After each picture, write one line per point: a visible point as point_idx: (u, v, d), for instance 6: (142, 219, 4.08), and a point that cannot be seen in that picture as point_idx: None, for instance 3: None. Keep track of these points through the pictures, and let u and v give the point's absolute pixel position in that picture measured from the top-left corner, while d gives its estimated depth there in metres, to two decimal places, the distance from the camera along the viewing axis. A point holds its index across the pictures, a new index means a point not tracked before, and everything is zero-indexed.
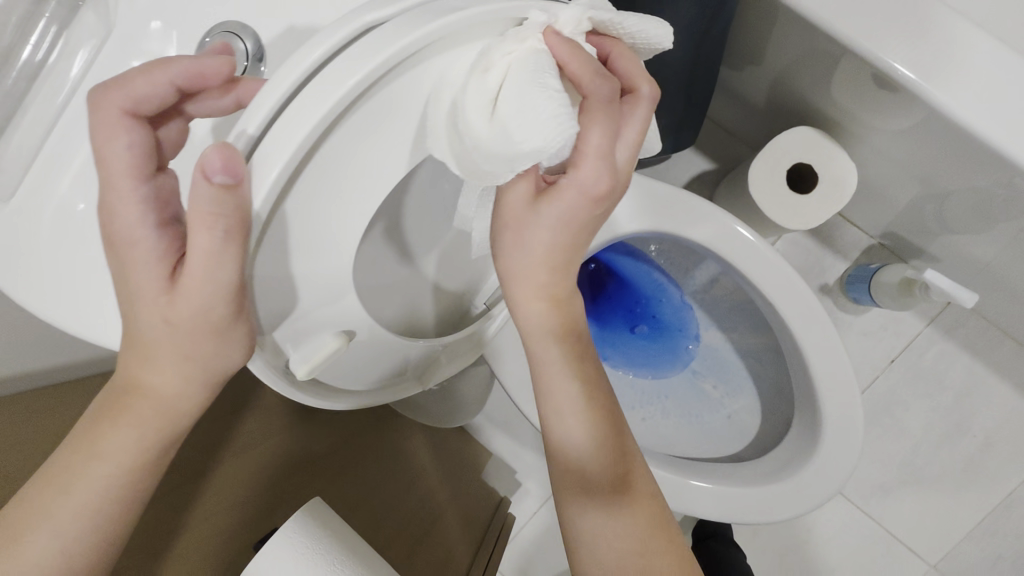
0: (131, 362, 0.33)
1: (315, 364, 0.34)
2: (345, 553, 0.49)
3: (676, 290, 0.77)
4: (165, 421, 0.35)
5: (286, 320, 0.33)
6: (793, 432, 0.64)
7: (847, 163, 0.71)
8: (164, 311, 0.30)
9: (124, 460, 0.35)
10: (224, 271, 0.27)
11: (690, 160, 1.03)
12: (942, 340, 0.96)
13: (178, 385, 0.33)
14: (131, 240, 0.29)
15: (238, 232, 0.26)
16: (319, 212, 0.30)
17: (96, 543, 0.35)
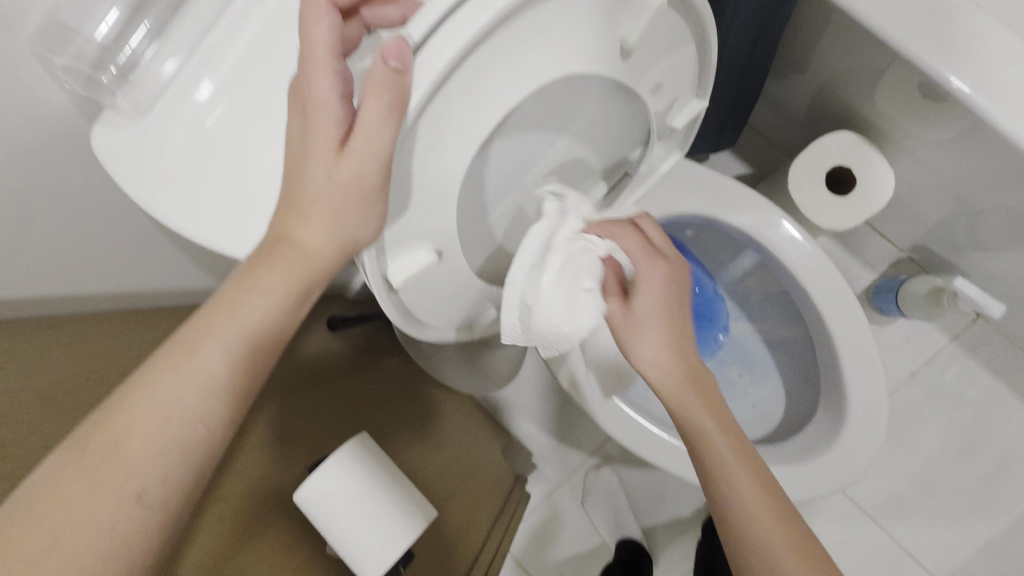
0: (286, 216, 0.37)
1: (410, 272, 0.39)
2: (390, 484, 0.53)
3: (709, 281, 0.80)
4: (316, 268, 0.38)
5: (400, 222, 0.37)
6: (819, 419, 0.67)
7: (886, 169, 0.74)
8: (331, 167, 0.34)
9: (278, 295, 0.37)
10: (381, 139, 0.31)
11: (728, 162, 1.06)
12: (964, 357, 0.97)
13: (327, 246, 0.37)
14: (317, 102, 0.34)
15: (400, 109, 0.30)
16: (442, 130, 0.34)
17: (249, 370, 0.37)
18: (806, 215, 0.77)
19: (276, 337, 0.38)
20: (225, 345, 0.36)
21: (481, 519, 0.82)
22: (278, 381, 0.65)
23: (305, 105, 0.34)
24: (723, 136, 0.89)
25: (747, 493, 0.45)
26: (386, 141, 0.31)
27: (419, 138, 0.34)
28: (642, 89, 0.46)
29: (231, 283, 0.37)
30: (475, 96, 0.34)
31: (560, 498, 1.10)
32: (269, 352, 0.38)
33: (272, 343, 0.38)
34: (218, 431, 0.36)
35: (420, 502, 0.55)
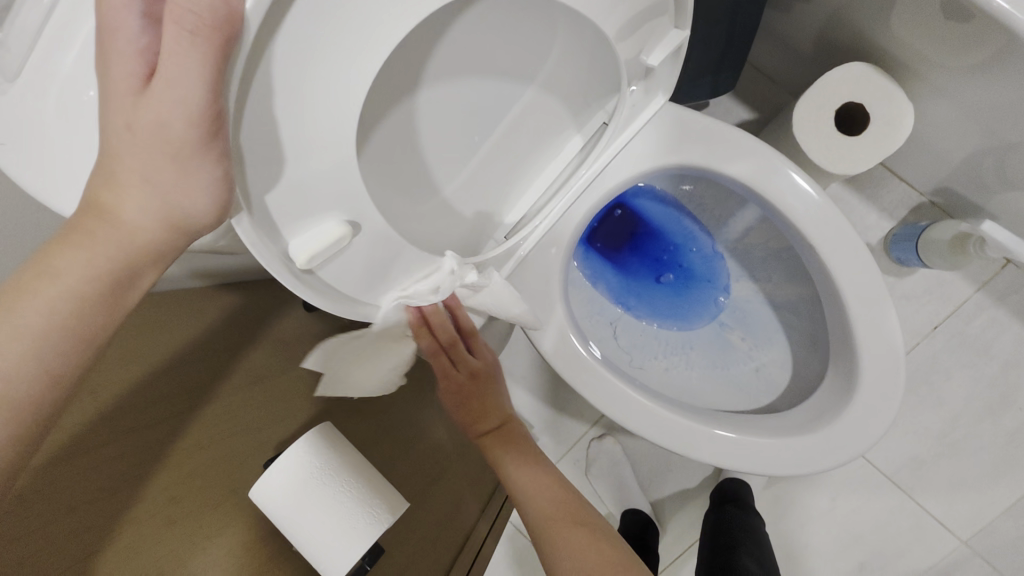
0: (100, 185, 0.30)
1: (315, 250, 0.32)
2: (356, 477, 0.49)
3: (708, 239, 0.74)
4: (130, 250, 0.33)
5: (280, 185, 0.30)
6: (828, 384, 0.61)
7: (903, 102, 0.65)
8: (129, 114, 0.28)
9: (75, 283, 0.32)
10: (196, 83, 0.25)
11: (729, 109, 0.97)
12: (992, 307, 0.89)
13: (147, 218, 0.32)
14: (113, 26, 0.26)
15: (214, 33, 0.23)
16: (325, 69, 0.28)
17: (42, 374, 0.32)
18: (812, 158, 0.70)
19: (78, 329, 0.33)
20: (5, 340, 0.31)
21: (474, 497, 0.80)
22: (242, 369, 0.61)
23: (101, 34, 0.26)
24: (721, 78, 0.81)
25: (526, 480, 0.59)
26: (196, 79, 0.25)
27: (304, 83, 0.27)
28: (606, 21, 0.39)
29: (22, 268, 0.32)
30: (375, 24, 0.28)
31: (566, 469, 1.08)
32: (74, 350, 0.33)
33: (75, 336, 0.33)
34: (4, 438, 0.31)
35: (389, 495, 0.51)
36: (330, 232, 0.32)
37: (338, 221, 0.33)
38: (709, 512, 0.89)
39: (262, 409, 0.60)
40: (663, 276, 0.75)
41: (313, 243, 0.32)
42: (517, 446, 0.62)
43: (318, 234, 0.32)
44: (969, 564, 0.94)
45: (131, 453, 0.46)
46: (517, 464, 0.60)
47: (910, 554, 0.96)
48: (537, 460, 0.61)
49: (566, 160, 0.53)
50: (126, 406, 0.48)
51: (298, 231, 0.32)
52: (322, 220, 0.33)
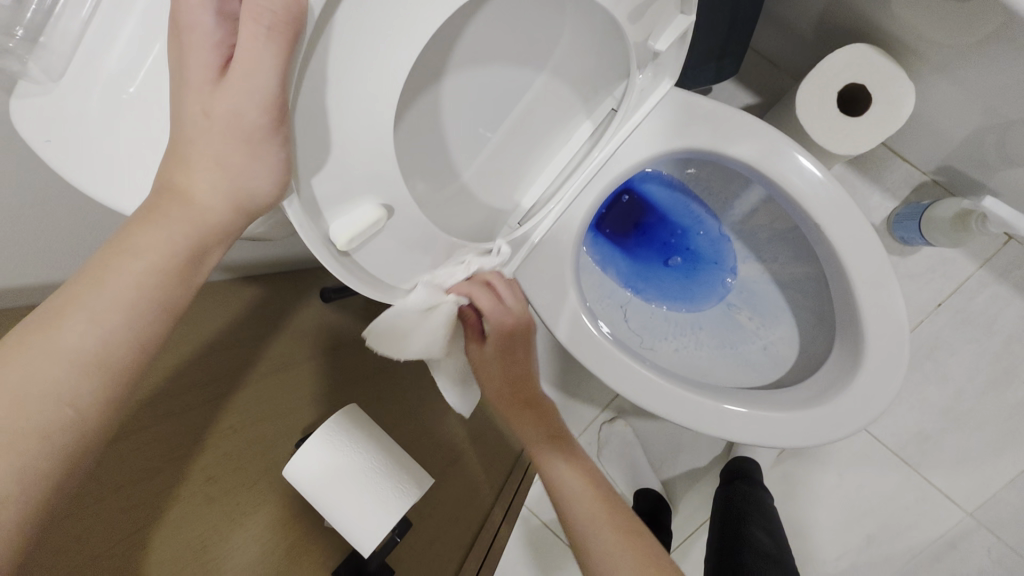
0: (173, 166, 0.31)
1: (357, 230, 0.34)
2: (384, 456, 0.51)
3: (715, 222, 0.75)
4: (203, 229, 0.33)
5: (325, 168, 0.32)
6: (835, 358, 0.63)
7: (904, 81, 0.66)
8: (208, 101, 0.29)
9: (157, 260, 0.32)
10: (267, 73, 0.27)
11: (732, 94, 0.99)
12: (995, 283, 0.90)
13: (216, 198, 0.32)
14: (188, 22, 0.28)
15: (286, 26, 0.26)
16: (357, 62, 0.30)
17: (133, 346, 0.32)
18: (816, 139, 0.71)
19: (163, 303, 0.32)
20: (88, 321, 0.30)
21: (492, 477, 0.83)
22: (268, 357, 0.63)
23: (177, 27, 0.28)
24: (723, 63, 0.82)
25: (563, 475, 0.56)
26: (268, 70, 0.27)
27: (341, 71, 0.29)
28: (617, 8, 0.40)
29: (102, 249, 0.32)
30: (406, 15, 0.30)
31: None
32: (162, 325, 0.33)
33: (160, 315, 0.32)
34: (94, 414, 0.30)
35: (416, 472, 0.53)
36: (370, 216, 0.34)
37: (372, 204, 0.35)
38: (719, 489, 0.91)
39: (289, 393, 0.63)
40: (671, 259, 0.76)
41: (353, 225, 0.34)
42: (565, 446, 0.58)
43: (359, 218, 0.34)
44: (974, 535, 0.97)
45: (175, 433, 0.48)
46: (564, 462, 0.57)
47: (917, 527, 0.98)
48: (577, 459, 0.58)
49: (576, 147, 0.55)
50: (167, 391, 0.50)
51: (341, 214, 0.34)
52: (362, 205, 0.34)
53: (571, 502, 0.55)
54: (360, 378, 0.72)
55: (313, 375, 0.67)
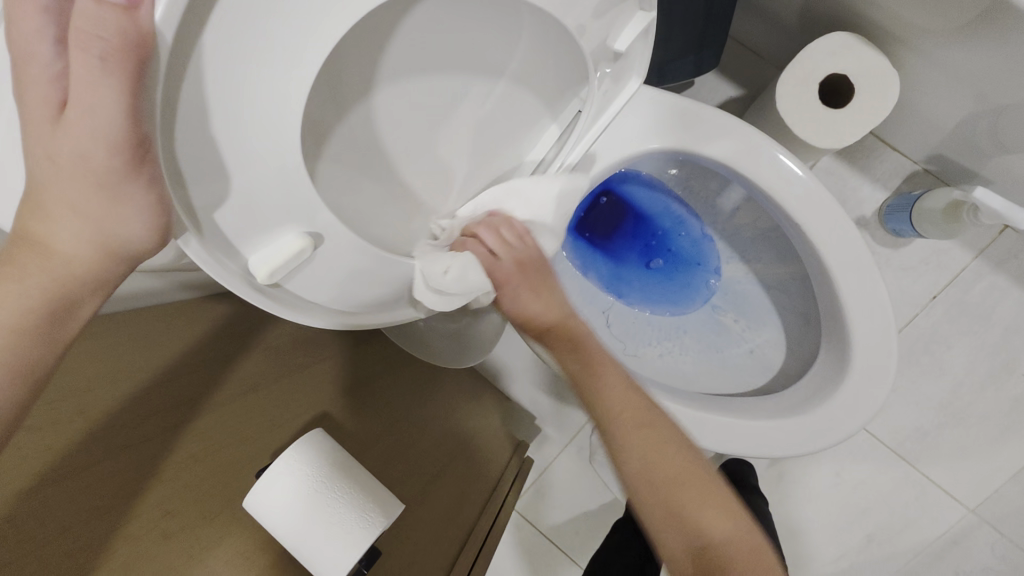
0: (24, 214, 0.28)
1: (276, 263, 0.32)
2: (350, 485, 0.49)
3: (696, 222, 0.73)
4: (63, 280, 0.30)
5: (228, 202, 0.30)
6: (821, 362, 0.61)
7: (887, 70, 0.63)
8: (48, 143, 0.27)
9: (11, 318, 0.29)
10: (110, 108, 0.24)
11: (715, 86, 0.95)
12: (991, 273, 0.88)
13: (79, 246, 0.30)
14: (29, 52, 0.26)
15: (131, 54, 0.23)
16: (260, 82, 0.27)
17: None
18: (798, 133, 0.68)
19: (20, 368, 0.30)
20: None
21: (475, 492, 0.82)
22: (236, 377, 0.61)
23: (18, 62, 0.26)
24: (702, 56, 0.79)
25: (634, 445, 0.43)
26: (113, 107, 0.24)
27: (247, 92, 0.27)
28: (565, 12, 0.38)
29: None
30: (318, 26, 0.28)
31: (570, 458, 1.08)
32: (15, 391, 0.29)
33: (17, 380, 0.29)
34: None
35: (384, 499, 0.51)
36: (284, 243, 0.32)
37: (297, 233, 0.33)
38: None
39: (258, 417, 0.61)
40: (652, 261, 0.74)
41: (273, 257, 0.32)
42: (625, 420, 0.44)
43: (275, 245, 0.32)
44: (977, 531, 0.94)
45: (125, 468, 0.47)
46: (610, 369, 0.47)
47: (918, 524, 0.96)
48: (641, 408, 0.45)
49: (542, 151, 0.52)
50: (113, 425, 0.47)
51: (261, 251, 0.32)
52: (283, 233, 0.32)
53: (642, 473, 0.43)
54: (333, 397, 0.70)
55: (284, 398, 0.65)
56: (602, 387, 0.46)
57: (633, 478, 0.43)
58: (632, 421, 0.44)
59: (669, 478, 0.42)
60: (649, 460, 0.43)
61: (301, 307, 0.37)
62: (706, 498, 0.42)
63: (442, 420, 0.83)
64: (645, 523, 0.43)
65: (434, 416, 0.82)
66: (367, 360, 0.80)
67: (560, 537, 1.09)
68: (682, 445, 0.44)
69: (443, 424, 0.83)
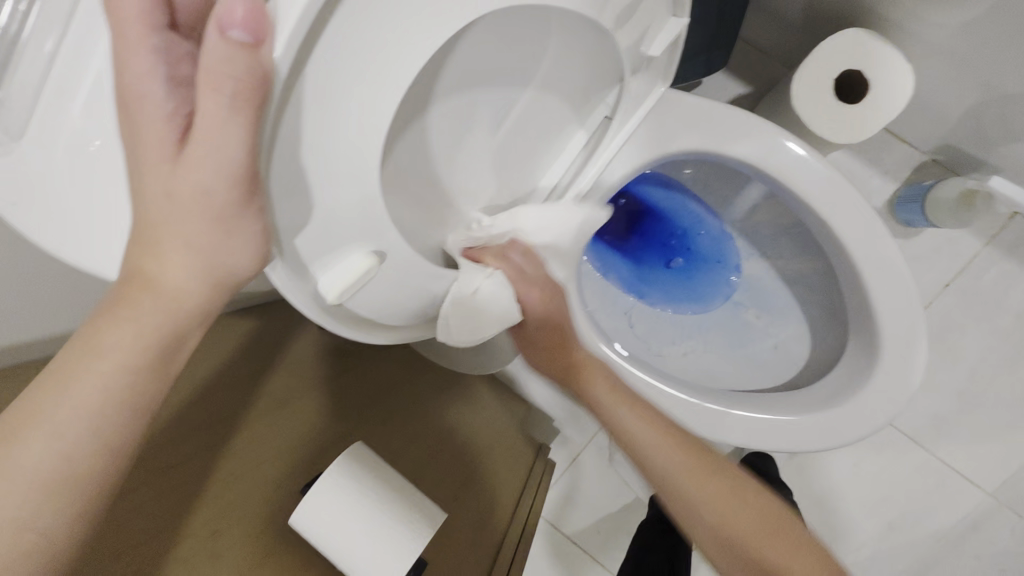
0: (139, 250, 0.30)
1: (345, 285, 0.32)
2: (397, 497, 0.49)
3: (715, 220, 0.73)
4: (176, 314, 0.32)
5: (305, 228, 0.30)
6: (849, 356, 0.61)
7: (902, 65, 0.64)
8: (168, 181, 0.28)
9: (128, 354, 0.31)
10: (234, 146, 0.25)
11: (722, 84, 0.96)
12: (1003, 259, 0.89)
13: (192, 279, 0.31)
14: (139, 92, 0.26)
15: (253, 94, 0.24)
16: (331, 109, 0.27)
17: (100, 449, 0.31)
18: (815, 130, 0.69)
19: (139, 400, 0.32)
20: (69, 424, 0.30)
21: (503, 498, 0.82)
22: (267, 394, 0.62)
23: (125, 102, 0.26)
24: (713, 55, 0.80)
25: (665, 459, 0.52)
26: (239, 144, 0.25)
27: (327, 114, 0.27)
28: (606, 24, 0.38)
29: (69, 346, 0.31)
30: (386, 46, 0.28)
31: (589, 459, 1.09)
32: (136, 423, 0.32)
33: (133, 413, 0.32)
34: (61, 533, 0.30)
35: (427, 508, 0.51)
36: (350, 261, 0.33)
37: (364, 252, 0.33)
38: (736, 490, 0.90)
39: (292, 431, 0.61)
40: (673, 260, 0.75)
41: (343, 278, 0.32)
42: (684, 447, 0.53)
43: (341, 264, 0.32)
44: (996, 515, 0.95)
45: (169, 491, 0.47)
46: (631, 411, 0.54)
47: (938, 510, 0.97)
48: (670, 436, 0.53)
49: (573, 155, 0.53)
50: (155, 448, 0.48)
51: (330, 269, 0.32)
52: (350, 253, 0.32)
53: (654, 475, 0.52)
54: (363, 409, 0.70)
55: (317, 411, 0.65)
56: (638, 446, 0.53)
57: (684, 519, 0.52)
58: (677, 454, 0.52)
59: (720, 509, 0.50)
60: (713, 508, 0.50)
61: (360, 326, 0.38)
62: (739, 504, 0.51)
63: (467, 427, 0.83)
64: (690, 533, 0.52)
65: (459, 423, 0.83)
66: (392, 371, 0.80)
67: (584, 538, 1.10)
68: (695, 452, 0.53)
69: (468, 431, 0.83)
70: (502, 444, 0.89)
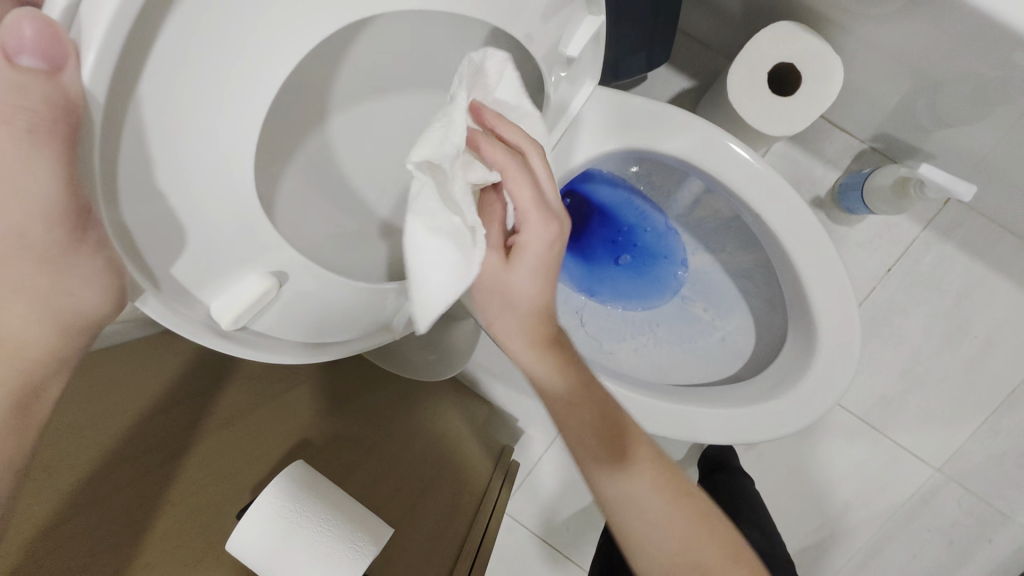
0: None
1: (242, 307, 0.33)
2: (334, 514, 0.48)
3: (659, 216, 0.74)
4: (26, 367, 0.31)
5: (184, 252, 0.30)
6: (789, 346, 0.62)
7: (832, 57, 0.65)
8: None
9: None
10: (43, 180, 0.24)
11: (667, 78, 0.96)
12: (940, 242, 0.92)
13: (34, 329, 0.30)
14: None
15: (62, 120, 0.23)
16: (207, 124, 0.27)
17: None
18: (751, 123, 0.70)
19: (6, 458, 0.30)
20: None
21: (464, 502, 0.81)
22: (218, 410, 0.60)
23: None
24: (653, 51, 0.80)
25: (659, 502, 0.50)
26: (44, 178, 0.24)
27: (188, 125, 0.27)
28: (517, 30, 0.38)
29: None
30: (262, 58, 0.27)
31: (554, 456, 1.10)
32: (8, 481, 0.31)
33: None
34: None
35: (369, 524, 0.50)
36: (246, 283, 0.34)
37: (261, 274, 0.34)
38: (700, 482, 0.91)
39: (244, 446, 0.60)
40: (621, 258, 0.75)
41: (240, 302, 0.33)
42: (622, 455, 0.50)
43: (238, 287, 0.34)
44: (944, 489, 0.99)
45: (116, 516, 0.46)
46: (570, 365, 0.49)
47: (890, 487, 1.00)
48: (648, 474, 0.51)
49: None
50: (96, 474, 0.47)
51: (225, 293, 0.33)
52: (244, 279, 0.33)
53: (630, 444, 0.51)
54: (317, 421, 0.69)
55: (269, 426, 0.64)
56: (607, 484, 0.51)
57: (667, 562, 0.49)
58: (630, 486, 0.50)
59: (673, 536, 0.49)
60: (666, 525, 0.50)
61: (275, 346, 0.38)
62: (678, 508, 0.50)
63: (424, 432, 0.83)
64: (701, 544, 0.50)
65: (416, 429, 0.82)
66: (347, 378, 0.79)
67: (552, 535, 1.10)
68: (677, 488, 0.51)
69: (425, 436, 0.82)
70: (463, 448, 0.89)
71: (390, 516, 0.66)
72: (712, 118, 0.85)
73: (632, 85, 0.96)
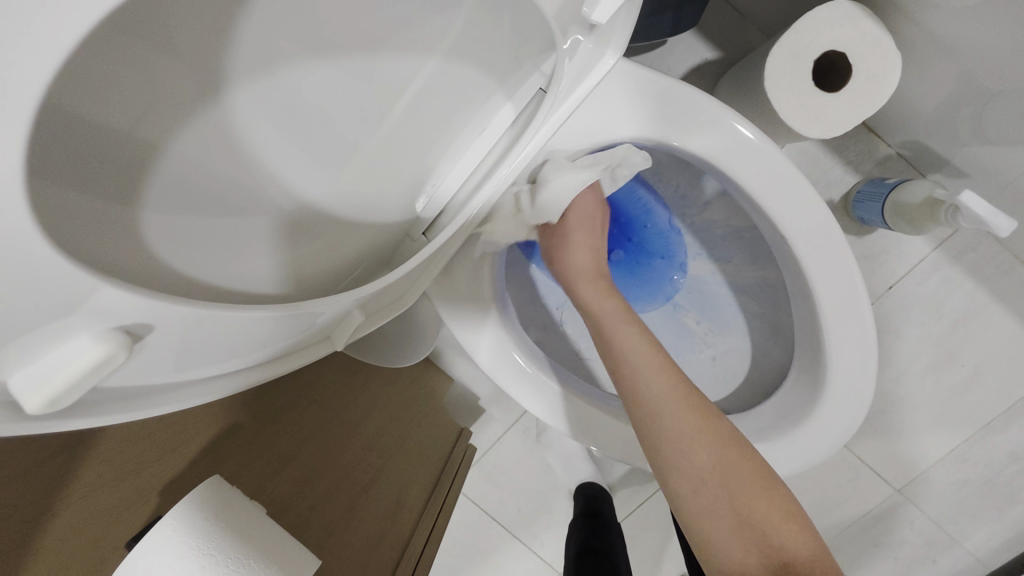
0: None
1: (56, 387, 0.23)
2: (252, 551, 0.41)
3: (664, 213, 0.65)
4: None
5: None
6: (792, 381, 0.56)
7: (891, 53, 0.56)
8: None
9: None
10: None
11: (690, 44, 0.83)
12: (947, 265, 0.86)
13: None
14: None
15: None
16: None
17: None
18: (785, 121, 0.60)
19: None
20: None
21: (408, 502, 0.76)
22: None
23: None
24: (681, 12, 0.68)
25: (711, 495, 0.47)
26: None
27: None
28: None
29: None
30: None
31: (514, 438, 1.05)
32: None
33: None
34: None
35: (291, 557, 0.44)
36: (69, 347, 0.24)
37: (99, 335, 0.24)
38: None
39: (168, 434, 0.51)
40: (612, 252, 0.66)
41: (59, 376, 0.24)
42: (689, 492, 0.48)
43: (60, 353, 0.24)
44: (900, 509, 0.98)
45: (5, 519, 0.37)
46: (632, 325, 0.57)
47: (847, 502, 1.00)
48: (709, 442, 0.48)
49: (493, 138, 0.43)
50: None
51: (42, 359, 0.24)
52: (72, 340, 0.24)
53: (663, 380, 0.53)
54: (260, 397, 0.60)
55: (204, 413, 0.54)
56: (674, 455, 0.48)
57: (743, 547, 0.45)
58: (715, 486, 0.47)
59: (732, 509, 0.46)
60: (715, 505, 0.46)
61: (174, 372, 0.30)
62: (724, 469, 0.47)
63: (377, 416, 0.76)
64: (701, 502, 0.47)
65: (369, 409, 0.75)
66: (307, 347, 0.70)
67: (504, 516, 1.07)
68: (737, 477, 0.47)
69: (380, 418, 0.76)
70: (415, 432, 0.83)
71: (321, 522, 0.59)
72: (735, 101, 0.74)
73: (648, 49, 0.84)
